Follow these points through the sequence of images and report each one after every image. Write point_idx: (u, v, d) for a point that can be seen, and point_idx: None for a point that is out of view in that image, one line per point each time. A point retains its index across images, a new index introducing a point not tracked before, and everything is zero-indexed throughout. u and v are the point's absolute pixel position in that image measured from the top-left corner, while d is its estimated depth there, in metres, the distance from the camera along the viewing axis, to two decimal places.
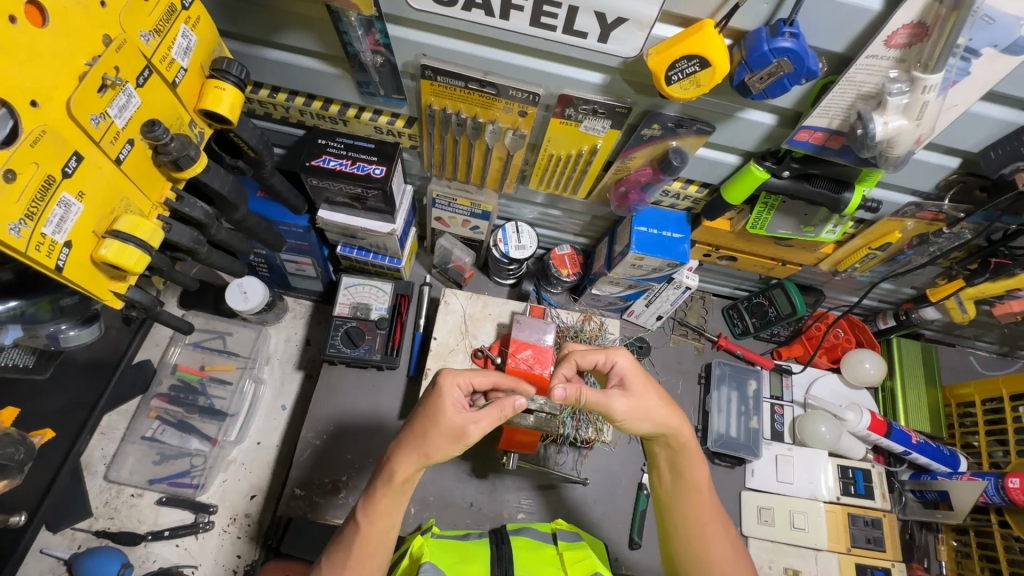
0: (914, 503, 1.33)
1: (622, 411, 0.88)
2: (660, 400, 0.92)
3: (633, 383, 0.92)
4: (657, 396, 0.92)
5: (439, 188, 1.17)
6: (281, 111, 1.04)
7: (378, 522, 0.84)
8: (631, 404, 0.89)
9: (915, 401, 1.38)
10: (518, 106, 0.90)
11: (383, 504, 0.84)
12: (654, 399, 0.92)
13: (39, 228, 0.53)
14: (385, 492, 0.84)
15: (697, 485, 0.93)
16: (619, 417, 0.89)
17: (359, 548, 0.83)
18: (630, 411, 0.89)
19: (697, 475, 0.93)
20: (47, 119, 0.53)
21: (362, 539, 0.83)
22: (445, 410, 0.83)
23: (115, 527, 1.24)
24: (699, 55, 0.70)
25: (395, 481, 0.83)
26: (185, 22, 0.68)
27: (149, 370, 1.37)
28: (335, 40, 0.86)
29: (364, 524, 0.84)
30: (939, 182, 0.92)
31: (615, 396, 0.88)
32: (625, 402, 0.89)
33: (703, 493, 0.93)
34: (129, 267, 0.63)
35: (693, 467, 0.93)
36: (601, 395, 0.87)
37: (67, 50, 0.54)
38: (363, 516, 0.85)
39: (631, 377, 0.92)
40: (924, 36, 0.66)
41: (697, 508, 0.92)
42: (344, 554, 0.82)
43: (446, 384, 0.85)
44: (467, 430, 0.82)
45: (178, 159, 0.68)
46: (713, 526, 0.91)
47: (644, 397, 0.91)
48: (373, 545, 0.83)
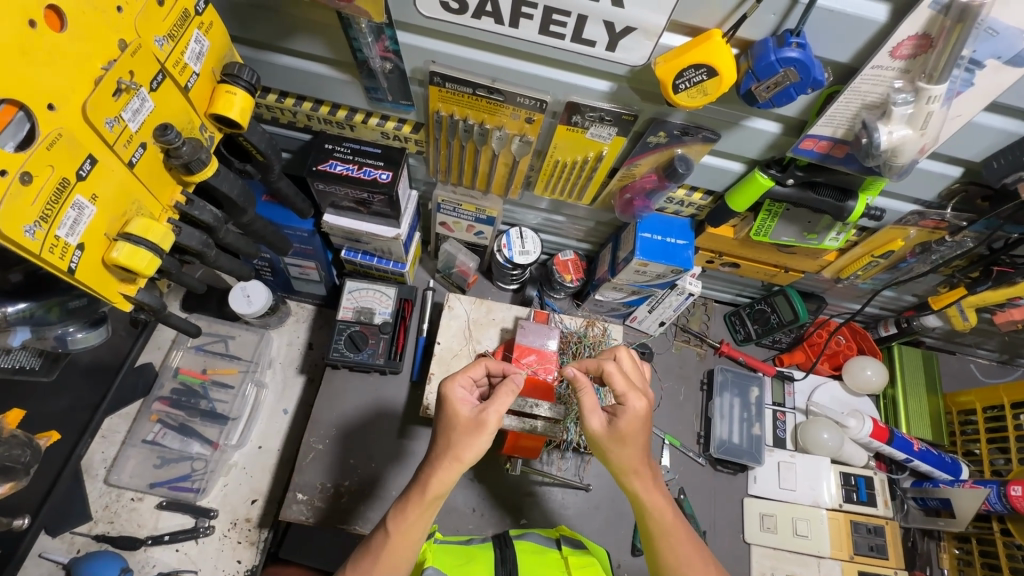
0: (916, 511, 1.33)
1: (596, 434, 0.86)
2: (640, 445, 0.86)
3: (626, 422, 0.85)
4: (640, 442, 0.86)
5: (445, 194, 1.18)
6: (288, 116, 1.05)
7: (410, 531, 0.82)
8: (608, 433, 0.86)
9: (916, 408, 1.39)
10: (526, 113, 0.90)
11: (413, 516, 0.82)
12: (637, 445, 0.85)
13: (53, 231, 0.54)
14: (416, 503, 0.82)
15: (665, 531, 0.86)
16: (594, 438, 0.87)
17: (387, 555, 0.81)
18: (605, 436, 0.86)
19: (667, 517, 0.86)
20: (63, 122, 0.53)
21: (388, 550, 0.81)
22: (457, 410, 0.85)
23: (115, 531, 1.24)
24: (706, 64, 0.71)
25: (429, 491, 0.82)
26: (198, 27, 0.68)
27: (151, 373, 1.37)
28: (344, 46, 0.87)
29: (391, 532, 0.82)
30: (942, 191, 0.92)
31: (597, 416, 0.87)
32: (603, 425, 0.86)
33: (669, 540, 0.86)
34: (140, 269, 0.63)
35: (663, 511, 0.86)
36: (590, 406, 0.87)
37: (84, 54, 0.54)
38: (393, 527, 0.82)
39: (629, 419, 0.85)
40: (928, 48, 0.66)
41: (666, 549, 0.86)
42: (370, 562, 0.81)
43: (449, 388, 0.87)
44: (484, 421, 0.83)
45: (190, 162, 0.69)
46: (682, 571, 0.84)
47: (625, 437, 0.85)
48: (401, 554, 0.82)
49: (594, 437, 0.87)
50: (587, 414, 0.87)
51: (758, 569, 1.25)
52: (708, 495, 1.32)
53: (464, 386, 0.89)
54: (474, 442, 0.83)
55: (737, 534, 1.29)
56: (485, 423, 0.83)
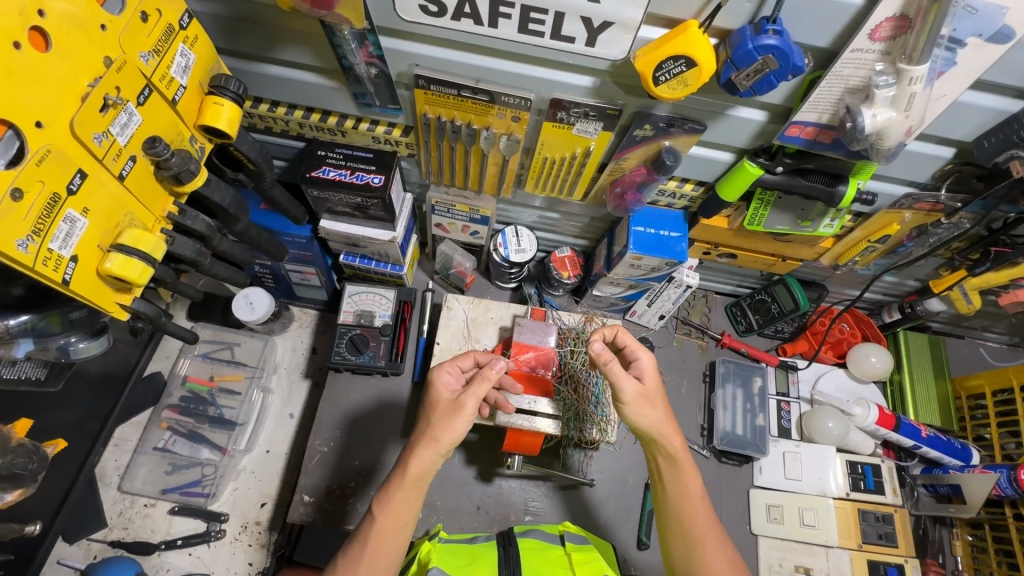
0: (927, 498, 1.31)
1: (630, 398, 0.91)
2: (664, 405, 0.94)
3: (649, 381, 0.94)
4: (662, 402, 0.94)
5: (438, 195, 1.19)
6: (281, 125, 1.07)
7: (393, 514, 0.87)
8: (639, 397, 0.92)
9: (924, 395, 1.37)
10: (512, 111, 0.91)
11: (399, 497, 0.88)
12: (661, 401, 0.93)
13: (46, 244, 0.55)
14: (401, 486, 0.88)
15: (688, 495, 0.92)
16: (625, 405, 0.92)
17: (372, 542, 0.85)
18: (637, 399, 0.92)
19: (691, 482, 0.92)
20: (51, 138, 0.55)
21: (375, 533, 0.86)
22: (440, 395, 0.93)
23: (130, 537, 1.26)
24: (685, 55, 0.71)
25: (408, 472, 0.88)
26: (183, 41, 0.70)
27: (159, 382, 1.40)
28: (329, 54, 0.88)
29: (378, 517, 0.87)
30: (935, 173, 0.91)
31: (629, 382, 0.91)
32: (636, 389, 0.92)
33: (695, 503, 0.91)
34: (133, 279, 0.64)
35: (685, 477, 0.92)
36: (621, 373, 0.91)
37: (69, 71, 0.56)
38: (379, 513, 0.87)
39: (649, 376, 0.94)
40: (908, 28, 0.66)
41: (689, 515, 0.91)
42: (359, 548, 0.85)
43: (437, 374, 0.95)
44: (462, 404, 0.90)
45: (179, 173, 0.70)
46: (705, 532, 0.90)
47: (653, 397, 0.93)
48: (385, 537, 0.86)
49: (626, 404, 0.92)
50: (620, 380, 0.91)
51: (766, 561, 1.24)
52: (714, 488, 1.31)
53: (451, 371, 0.97)
54: (450, 422, 0.89)
55: (743, 526, 1.28)
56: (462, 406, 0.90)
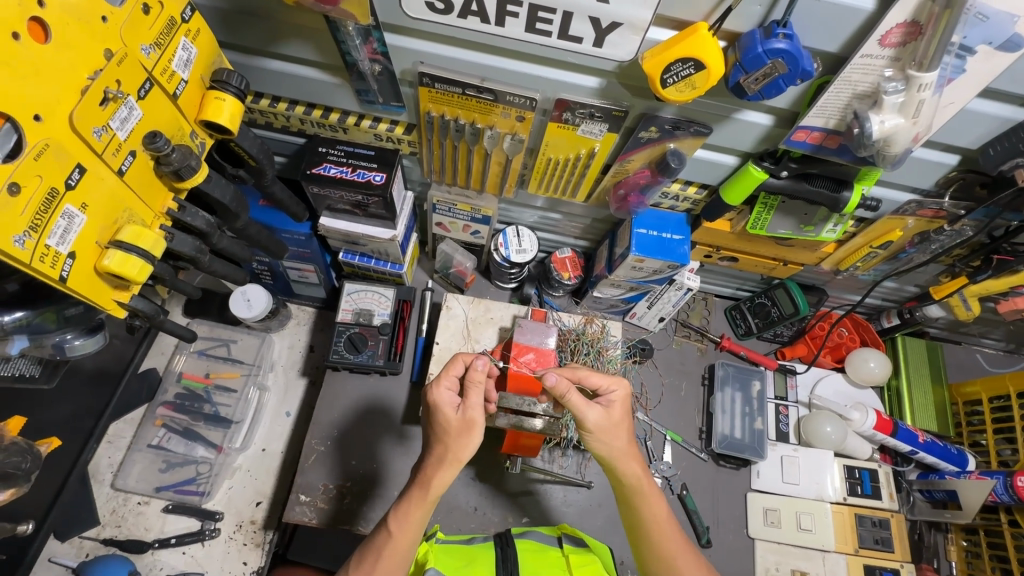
0: (922, 504, 1.32)
1: (594, 426, 0.91)
2: (626, 431, 0.94)
3: (614, 409, 0.93)
4: (625, 427, 0.94)
5: (440, 194, 1.18)
6: (282, 120, 1.05)
7: (410, 528, 0.88)
8: (603, 423, 0.91)
9: (921, 400, 1.38)
10: (517, 111, 0.90)
11: (415, 512, 0.88)
12: (624, 426, 0.94)
13: (43, 240, 0.54)
14: (420, 498, 0.89)
15: (656, 520, 0.92)
16: (588, 431, 0.92)
17: (390, 553, 0.86)
18: (600, 426, 0.92)
19: (655, 508, 0.93)
20: (50, 132, 0.54)
21: (391, 546, 0.86)
22: (445, 413, 0.89)
23: (123, 535, 1.25)
24: (694, 58, 0.70)
25: (430, 490, 0.89)
26: (185, 35, 0.69)
27: (154, 378, 1.38)
28: (333, 50, 0.87)
29: (394, 529, 0.88)
30: (939, 180, 0.91)
31: (590, 410, 0.91)
32: (599, 415, 0.91)
33: (663, 527, 0.92)
34: (132, 277, 0.63)
35: (649, 503, 0.92)
36: (582, 403, 0.90)
37: (69, 63, 0.55)
38: (393, 521, 0.88)
39: (616, 404, 0.93)
40: (918, 35, 0.66)
41: (658, 542, 0.91)
42: (373, 561, 0.86)
43: (435, 393, 0.90)
44: (474, 421, 0.89)
45: (180, 169, 0.69)
46: (677, 558, 0.90)
47: (616, 423, 0.93)
48: (402, 545, 0.87)
49: (590, 431, 0.91)
50: (583, 410, 0.90)
51: (762, 564, 1.24)
52: (711, 491, 1.31)
53: (448, 386, 0.92)
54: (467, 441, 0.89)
55: (741, 530, 1.28)
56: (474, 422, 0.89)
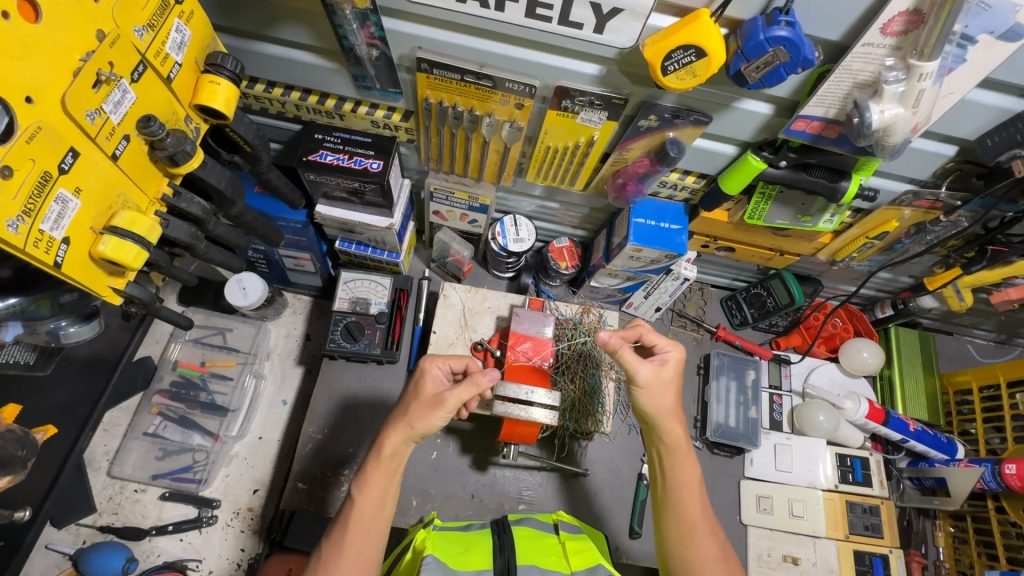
0: (912, 491, 1.34)
1: (645, 381, 0.93)
2: (675, 394, 0.96)
3: (667, 369, 0.96)
4: (675, 391, 0.96)
5: (437, 182, 1.17)
6: (277, 106, 1.04)
7: (371, 496, 0.87)
8: (654, 380, 0.94)
9: (913, 389, 1.40)
10: (515, 98, 0.90)
11: (374, 479, 0.88)
12: (674, 390, 0.96)
13: (37, 225, 0.53)
14: (376, 466, 0.89)
15: (686, 483, 0.93)
16: (637, 386, 0.94)
17: (355, 526, 0.85)
18: (651, 382, 0.94)
19: (687, 472, 0.93)
20: (42, 115, 0.53)
21: (355, 517, 0.86)
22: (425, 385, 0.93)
23: (120, 522, 1.25)
24: (695, 45, 0.70)
25: (384, 453, 0.89)
26: (178, 16, 0.67)
27: (149, 366, 1.37)
28: (329, 34, 0.85)
29: (357, 500, 0.87)
30: (937, 171, 0.91)
31: (642, 365, 0.93)
32: (651, 372, 0.94)
33: (692, 491, 0.92)
34: (127, 263, 0.63)
35: (682, 467, 0.94)
36: (634, 358, 0.93)
37: (61, 45, 0.53)
38: (357, 491, 0.88)
39: (671, 365, 0.96)
40: (920, 23, 0.66)
41: (685, 506, 0.91)
42: (341, 533, 0.84)
43: (427, 365, 0.95)
44: (444, 398, 0.89)
45: (174, 154, 0.68)
46: (698, 521, 0.90)
47: (666, 384, 0.95)
48: (367, 519, 0.86)
49: (639, 385, 0.94)
50: (635, 364, 0.93)
51: (754, 550, 1.26)
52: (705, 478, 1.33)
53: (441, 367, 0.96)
54: (427, 413, 0.89)
55: (733, 516, 1.30)
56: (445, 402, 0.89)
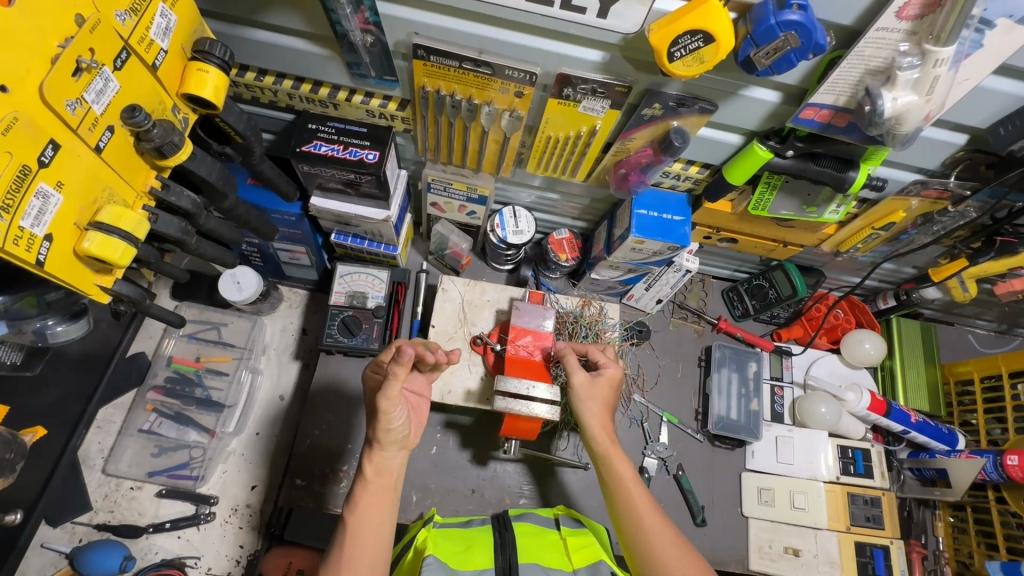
0: (912, 481, 1.34)
1: (578, 384, 1.00)
2: (609, 397, 1.01)
3: (604, 376, 1.02)
4: (610, 395, 1.01)
5: (434, 173, 1.14)
6: (269, 95, 1.01)
7: (366, 513, 0.83)
8: (587, 383, 1.00)
9: (915, 380, 1.39)
10: (515, 86, 0.87)
11: (367, 498, 0.85)
12: (607, 394, 1.01)
13: (16, 221, 0.51)
14: (366, 485, 0.86)
15: (620, 483, 0.93)
16: (573, 390, 1.00)
17: (351, 542, 0.81)
18: (584, 387, 1.00)
19: (622, 468, 0.95)
20: (18, 105, 0.50)
21: (351, 532, 0.81)
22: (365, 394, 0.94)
23: (116, 520, 1.24)
24: (703, 30, 0.67)
25: (371, 468, 0.87)
26: (162, 0, 0.64)
27: (143, 362, 1.35)
28: (322, 19, 0.82)
29: (350, 519, 0.83)
30: (946, 160, 0.90)
31: (579, 370, 1.01)
32: (585, 377, 1.00)
33: (628, 489, 0.92)
34: (114, 260, 0.60)
35: (615, 466, 0.95)
36: (570, 359, 1.02)
37: (37, 30, 0.50)
38: (349, 513, 0.84)
39: (606, 373, 1.02)
40: (937, 7, 0.63)
41: (625, 504, 0.91)
42: (338, 554, 0.79)
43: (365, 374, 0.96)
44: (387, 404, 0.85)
45: (162, 146, 0.65)
46: (646, 516, 0.89)
47: (602, 387, 1.00)
48: (365, 540, 0.81)
49: (573, 388, 1.00)
50: (572, 367, 1.01)
51: (756, 542, 1.26)
52: (706, 470, 1.32)
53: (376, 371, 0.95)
54: (382, 419, 0.86)
55: (735, 508, 1.30)
56: (382, 407, 0.84)
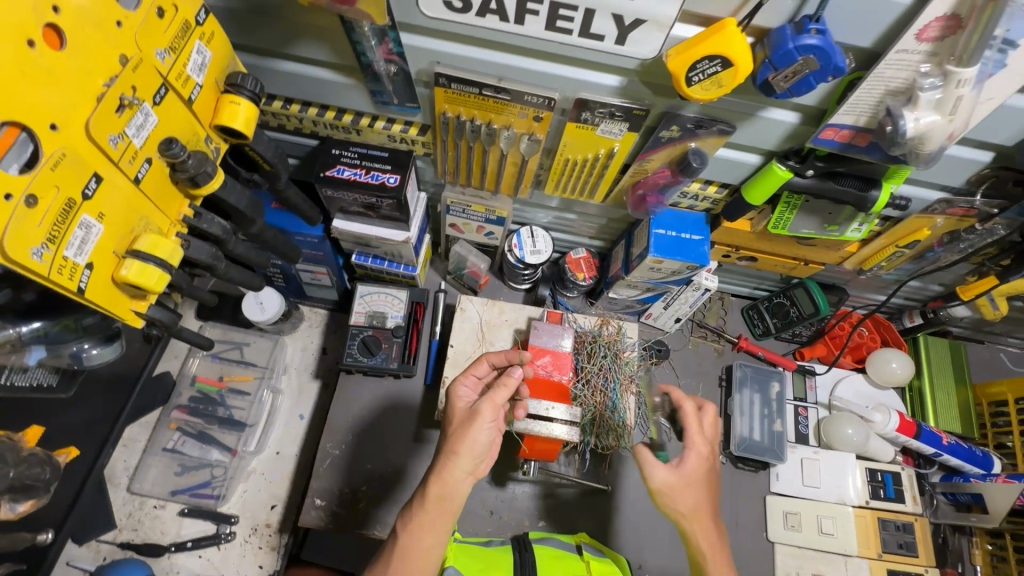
0: (946, 506, 1.29)
1: (661, 484, 0.90)
2: (703, 489, 0.90)
3: (689, 468, 0.90)
4: (703, 488, 0.90)
5: (454, 195, 1.16)
6: (294, 122, 1.04)
7: (418, 535, 0.82)
8: (673, 483, 0.89)
9: (945, 401, 1.35)
10: (533, 111, 0.88)
11: (422, 516, 0.83)
12: (700, 491, 0.90)
13: (61, 252, 0.53)
14: (423, 508, 0.83)
15: None
16: (659, 489, 0.90)
17: (397, 563, 0.80)
18: (669, 486, 0.90)
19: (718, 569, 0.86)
20: (66, 141, 0.52)
21: (399, 554, 0.81)
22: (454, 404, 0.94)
23: (139, 538, 1.25)
24: (721, 55, 0.68)
25: (433, 492, 0.84)
26: (199, 38, 0.67)
27: (168, 382, 1.38)
28: (347, 51, 0.85)
29: (402, 537, 0.82)
30: (971, 178, 0.88)
31: (661, 467, 0.90)
32: (669, 475, 0.90)
33: None
34: (150, 287, 0.62)
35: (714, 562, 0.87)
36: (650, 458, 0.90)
37: (84, 71, 0.53)
38: (402, 530, 0.83)
39: (692, 465, 0.90)
40: (958, 28, 0.63)
41: None
42: (383, 567, 0.80)
43: (454, 384, 0.96)
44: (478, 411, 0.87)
45: (196, 176, 0.68)
46: None
47: (691, 485, 0.90)
48: (410, 563, 0.81)
49: (658, 487, 0.90)
50: (649, 465, 0.90)
51: (783, 568, 1.22)
52: (728, 494, 1.29)
53: (467, 384, 0.97)
54: (467, 431, 0.86)
55: (760, 533, 1.26)
56: (480, 412, 0.87)
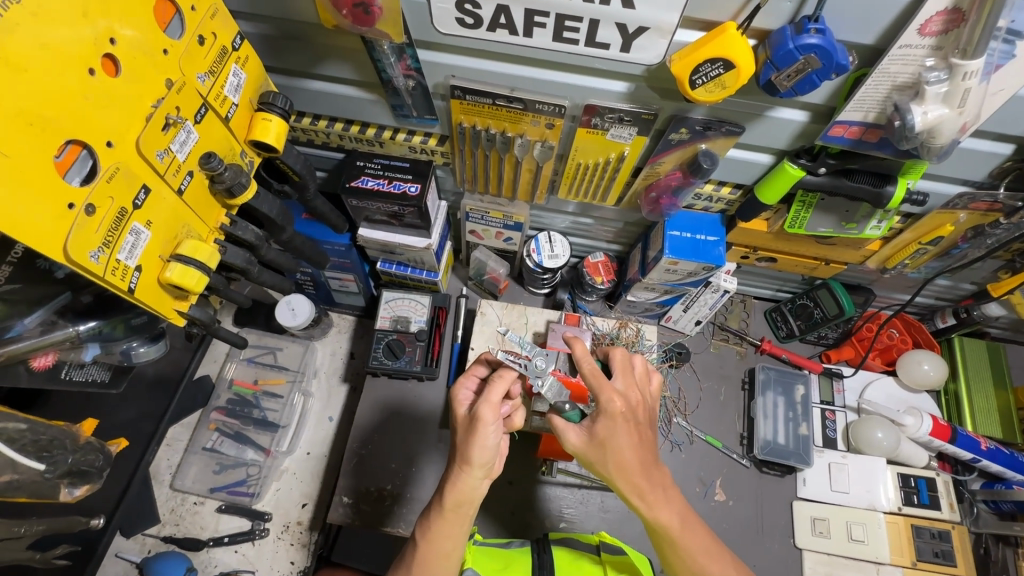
0: (988, 515, 1.23)
1: (579, 446, 0.84)
2: (632, 442, 0.81)
3: (600, 425, 0.82)
4: (631, 438, 0.81)
5: (472, 202, 1.21)
6: (322, 137, 1.11)
7: (437, 540, 0.84)
8: (588, 443, 0.83)
9: (983, 405, 1.30)
10: (546, 119, 0.92)
11: (439, 525, 0.85)
12: (625, 440, 0.80)
13: (114, 255, 0.59)
14: (442, 516, 0.85)
15: (669, 529, 0.82)
16: (580, 453, 0.85)
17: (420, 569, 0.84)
18: (587, 446, 0.83)
19: (667, 517, 0.81)
20: (119, 157, 0.59)
21: (419, 561, 0.84)
22: (456, 410, 0.92)
23: (181, 532, 1.32)
24: (722, 58, 0.70)
25: (448, 501, 0.84)
26: (235, 61, 0.74)
27: (208, 385, 1.46)
28: (370, 68, 0.91)
29: (422, 545, 0.85)
30: (993, 170, 0.87)
31: (571, 431, 0.85)
32: (580, 436, 0.84)
33: (682, 531, 0.81)
34: (191, 287, 0.68)
35: (656, 507, 0.82)
36: (559, 424, 0.86)
37: (136, 94, 0.60)
38: (422, 538, 0.86)
39: (597, 424, 0.82)
40: (961, 21, 0.63)
41: (686, 543, 0.82)
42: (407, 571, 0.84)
43: (455, 389, 0.96)
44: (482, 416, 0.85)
45: (232, 186, 0.74)
46: (701, 557, 0.82)
47: (610, 439, 0.81)
48: (432, 569, 0.84)
49: (577, 451, 0.85)
50: (563, 430, 0.86)
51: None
52: (753, 498, 1.27)
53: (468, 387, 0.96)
54: (474, 438, 0.84)
55: (786, 539, 1.24)
56: (483, 417, 0.85)
